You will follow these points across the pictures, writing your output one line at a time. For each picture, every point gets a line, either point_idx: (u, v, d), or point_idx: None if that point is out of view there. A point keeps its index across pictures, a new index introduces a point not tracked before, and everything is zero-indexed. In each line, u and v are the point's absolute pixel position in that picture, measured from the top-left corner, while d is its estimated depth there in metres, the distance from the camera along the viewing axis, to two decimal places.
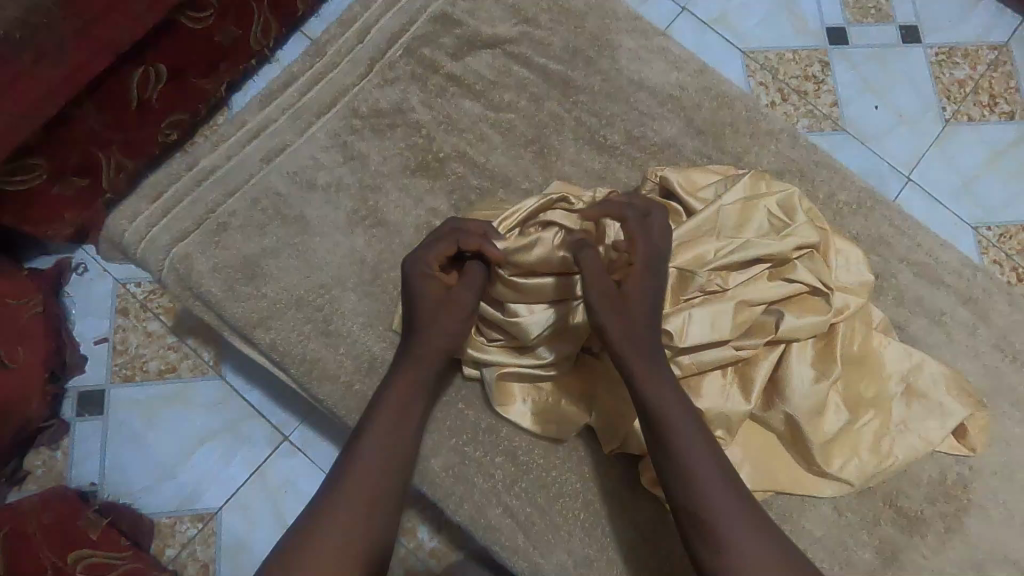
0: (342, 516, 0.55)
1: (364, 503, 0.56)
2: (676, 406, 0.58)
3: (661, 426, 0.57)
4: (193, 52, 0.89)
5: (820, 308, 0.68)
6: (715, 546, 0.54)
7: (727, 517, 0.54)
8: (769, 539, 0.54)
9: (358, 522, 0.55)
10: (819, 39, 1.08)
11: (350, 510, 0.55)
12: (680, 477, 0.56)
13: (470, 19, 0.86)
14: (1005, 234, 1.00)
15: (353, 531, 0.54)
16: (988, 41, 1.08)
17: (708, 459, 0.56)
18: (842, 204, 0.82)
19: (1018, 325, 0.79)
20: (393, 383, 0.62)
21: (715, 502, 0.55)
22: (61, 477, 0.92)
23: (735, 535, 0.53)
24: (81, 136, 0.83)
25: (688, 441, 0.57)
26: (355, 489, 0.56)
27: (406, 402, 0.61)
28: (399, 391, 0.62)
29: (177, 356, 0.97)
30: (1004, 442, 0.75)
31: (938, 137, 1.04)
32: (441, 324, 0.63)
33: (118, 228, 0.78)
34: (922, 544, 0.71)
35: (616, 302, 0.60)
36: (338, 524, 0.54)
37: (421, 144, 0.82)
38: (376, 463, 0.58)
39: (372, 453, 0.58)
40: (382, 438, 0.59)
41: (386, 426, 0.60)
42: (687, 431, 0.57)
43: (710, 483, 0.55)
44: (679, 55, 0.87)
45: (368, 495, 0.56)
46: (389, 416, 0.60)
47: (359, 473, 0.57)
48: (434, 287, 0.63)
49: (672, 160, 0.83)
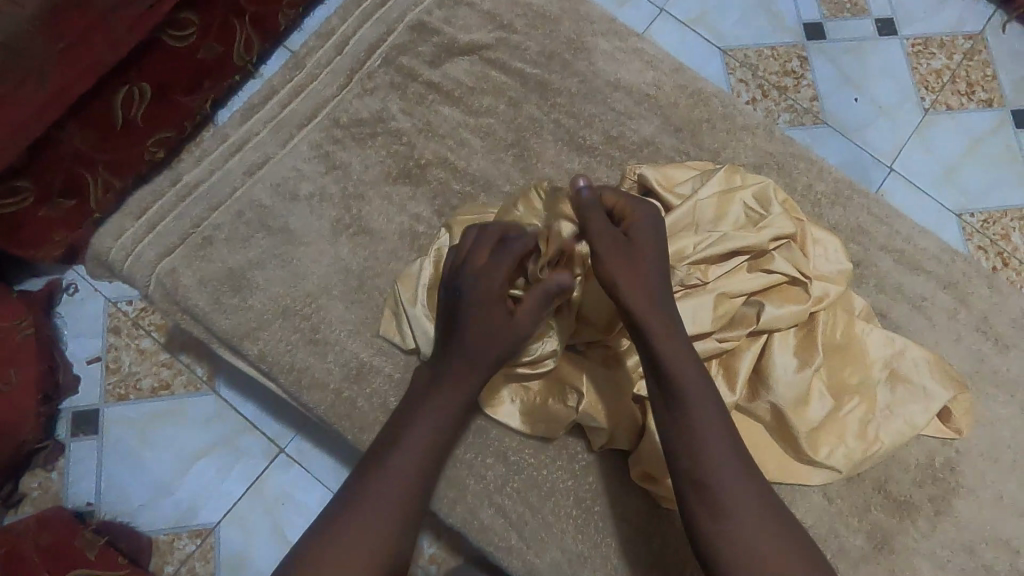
0: (361, 524, 0.56)
1: (388, 512, 0.57)
2: (705, 401, 0.58)
3: (676, 395, 0.58)
4: (176, 71, 0.90)
5: (800, 298, 0.68)
6: (719, 522, 0.55)
7: (733, 497, 0.56)
8: (769, 511, 0.56)
9: (383, 537, 0.56)
10: (796, 35, 1.10)
11: (373, 517, 0.56)
12: (688, 455, 0.57)
13: (446, 27, 0.87)
14: (988, 219, 1.01)
15: (380, 536, 0.56)
16: (963, 30, 1.10)
17: (720, 442, 0.57)
18: (820, 194, 0.83)
19: (999, 307, 0.80)
20: (431, 396, 0.63)
21: (722, 480, 0.56)
22: (58, 498, 0.92)
23: (740, 519, 0.55)
24: (67, 158, 0.84)
25: (700, 418, 0.58)
26: (379, 499, 0.57)
27: (434, 424, 0.62)
28: (435, 407, 0.63)
29: (171, 372, 0.97)
30: (989, 423, 0.75)
31: (918, 127, 1.05)
32: (497, 337, 0.63)
33: (103, 245, 0.78)
34: (913, 528, 0.72)
35: (625, 254, 0.61)
36: (361, 528, 0.55)
37: (402, 151, 0.83)
38: (401, 478, 0.58)
39: (398, 462, 0.59)
40: (410, 447, 0.60)
41: (419, 437, 0.61)
42: (701, 407, 0.58)
43: (716, 453, 0.57)
44: (654, 55, 0.88)
45: (393, 509, 0.57)
46: (423, 428, 0.61)
47: (379, 485, 0.58)
48: (497, 313, 0.63)
49: (651, 158, 0.84)
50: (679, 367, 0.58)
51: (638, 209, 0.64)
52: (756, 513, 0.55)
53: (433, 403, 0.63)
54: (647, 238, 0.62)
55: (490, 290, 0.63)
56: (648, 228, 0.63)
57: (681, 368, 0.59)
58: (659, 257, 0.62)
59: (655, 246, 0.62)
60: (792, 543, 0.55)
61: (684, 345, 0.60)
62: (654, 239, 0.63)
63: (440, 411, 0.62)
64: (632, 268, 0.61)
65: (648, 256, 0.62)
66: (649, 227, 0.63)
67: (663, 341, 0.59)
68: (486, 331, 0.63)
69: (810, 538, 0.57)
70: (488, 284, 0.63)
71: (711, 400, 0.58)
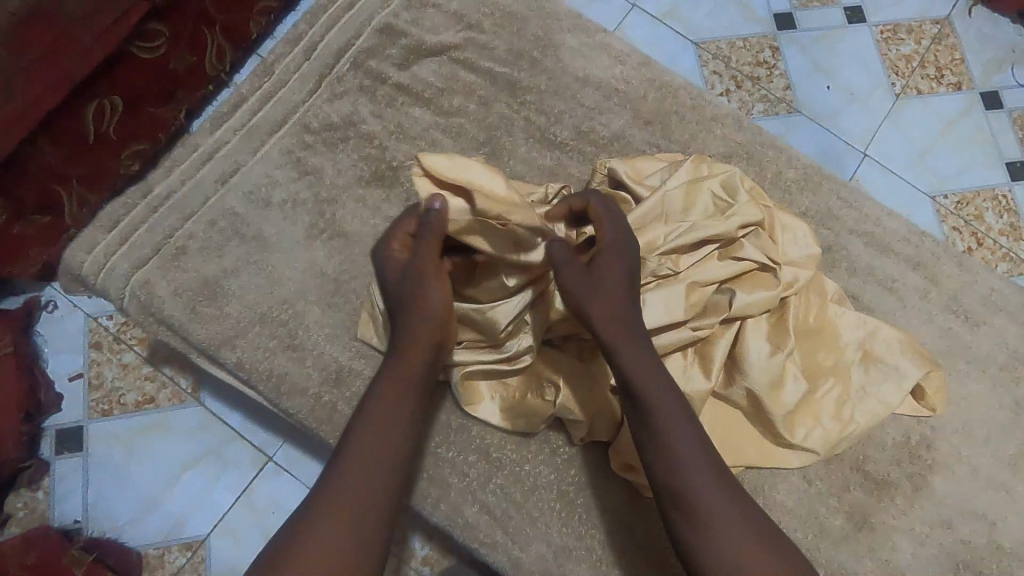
0: (330, 518, 0.52)
1: (358, 503, 0.54)
2: (668, 403, 0.59)
3: (645, 399, 0.59)
4: (146, 83, 0.89)
5: (770, 283, 0.69)
6: (695, 525, 0.56)
7: (708, 498, 0.56)
8: (745, 509, 0.56)
9: (353, 529, 0.53)
10: (766, 26, 1.11)
11: (341, 511, 0.53)
12: (661, 459, 0.58)
13: (414, 29, 0.87)
14: (960, 201, 1.03)
15: (350, 529, 0.52)
16: (929, 16, 1.12)
17: (692, 442, 0.58)
18: (789, 181, 0.84)
19: (967, 286, 0.81)
20: (388, 372, 0.61)
21: (695, 480, 0.57)
22: (43, 517, 0.91)
23: (717, 520, 0.55)
24: (40, 174, 0.84)
25: (670, 420, 0.59)
26: (347, 490, 0.54)
27: (397, 405, 0.59)
28: (393, 386, 0.60)
29: (154, 385, 0.97)
30: (963, 399, 0.77)
31: (889, 112, 1.07)
32: (424, 300, 0.63)
33: (75, 259, 0.78)
34: (891, 505, 0.73)
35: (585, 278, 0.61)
36: (331, 523, 0.52)
37: (374, 154, 0.83)
38: (377, 470, 0.56)
39: (363, 450, 0.56)
40: (376, 432, 0.57)
41: (382, 420, 0.58)
42: (672, 408, 0.59)
43: (688, 453, 0.58)
44: (622, 49, 0.89)
45: (362, 498, 0.54)
46: (385, 412, 0.58)
47: (354, 481, 0.55)
48: (395, 265, 0.65)
49: (622, 152, 0.85)
50: (646, 372, 0.60)
51: (606, 223, 0.64)
52: (731, 513, 0.56)
53: (393, 378, 0.60)
54: (614, 266, 0.62)
55: (388, 248, 0.66)
56: (612, 246, 0.63)
57: (647, 372, 0.60)
58: (631, 280, 0.62)
59: (619, 253, 0.63)
60: (768, 532, 0.56)
61: (646, 354, 0.61)
62: (625, 264, 0.63)
63: (403, 392, 0.60)
64: (590, 290, 0.61)
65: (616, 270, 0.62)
66: (614, 242, 0.63)
67: (625, 351, 0.60)
68: (406, 295, 0.63)
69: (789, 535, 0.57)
70: (387, 248, 0.66)
71: (679, 400, 0.60)
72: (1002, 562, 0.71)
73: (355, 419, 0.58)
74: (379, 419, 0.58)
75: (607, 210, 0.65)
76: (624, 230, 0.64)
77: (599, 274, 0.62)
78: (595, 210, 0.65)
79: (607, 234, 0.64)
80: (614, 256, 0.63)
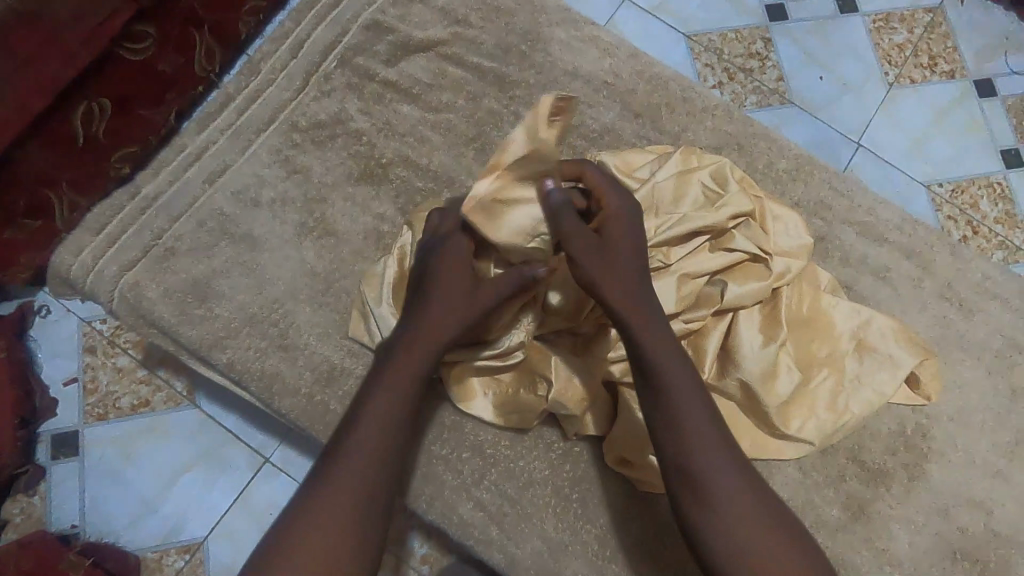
0: (320, 519, 0.53)
1: (348, 505, 0.54)
2: (688, 395, 0.58)
3: (659, 380, 0.58)
4: (134, 84, 0.89)
5: (762, 274, 0.69)
6: (704, 506, 0.55)
7: (718, 481, 0.55)
8: (754, 492, 0.56)
9: (342, 531, 0.53)
10: (758, 17, 1.10)
11: (331, 513, 0.53)
12: (673, 440, 0.57)
13: (401, 25, 0.87)
14: (956, 189, 1.03)
15: (340, 531, 0.53)
16: (921, 4, 1.11)
17: (706, 425, 0.57)
18: (781, 171, 0.84)
19: (961, 273, 0.81)
20: (386, 373, 0.60)
21: (708, 463, 0.56)
22: (39, 522, 0.91)
23: (726, 503, 0.55)
24: (29, 178, 0.83)
25: (684, 401, 0.57)
26: (338, 492, 0.54)
27: (392, 407, 0.58)
28: (389, 387, 0.59)
29: (149, 389, 0.96)
30: (958, 387, 0.77)
31: (882, 101, 1.06)
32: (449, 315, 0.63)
33: (63, 263, 0.77)
34: (888, 495, 0.73)
35: (598, 252, 0.60)
36: (320, 523, 0.53)
37: (363, 151, 0.82)
38: (368, 471, 0.55)
39: (356, 451, 0.56)
40: (368, 434, 0.57)
41: (375, 422, 0.58)
42: (686, 391, 0.58)
43: (700, 436, 0.57)
44: (611, 42, 0.89)
45: (353, 501, 0.54)
46: (380, 413, 0.58)
47: (345, 481, 0.55)
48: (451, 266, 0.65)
49: (612, 145, 0.85)
50: (660, 354, 0.58)
51: (609, 192, 0.63)
52: (741, 495, 0.55)
53: (389, 379, 0.60)
54: (621, 236, 0.62)
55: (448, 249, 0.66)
56: (616, 215, 0.62)
57: (662, 353, 0.59)
58: (639, 252, 0.62)
59: (628, 218, 0.63)
60: (781, 529, 0.55)
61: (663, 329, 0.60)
62: (633, 232, 0.62)
63: (398, 393, 0.59)
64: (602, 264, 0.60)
65: (623, 233, 0.62)
66: (621, 209, 0.63)
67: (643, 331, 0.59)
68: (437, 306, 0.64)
69: (795, 517, 0.57)
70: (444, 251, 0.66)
71: (693, 382, 0.58)
72: (1000, 549, 0.71)
73: (350, 419, 0.58)
74: (372, 420, 0.57)
75: (607, 180, 0.64)
76: (628, 198, 0.64)
77: (609, 251, 0.61)
78: (591, 180, 0.64)
79: (611, 202, 0.63)
80: (616, 232, 0.62)
